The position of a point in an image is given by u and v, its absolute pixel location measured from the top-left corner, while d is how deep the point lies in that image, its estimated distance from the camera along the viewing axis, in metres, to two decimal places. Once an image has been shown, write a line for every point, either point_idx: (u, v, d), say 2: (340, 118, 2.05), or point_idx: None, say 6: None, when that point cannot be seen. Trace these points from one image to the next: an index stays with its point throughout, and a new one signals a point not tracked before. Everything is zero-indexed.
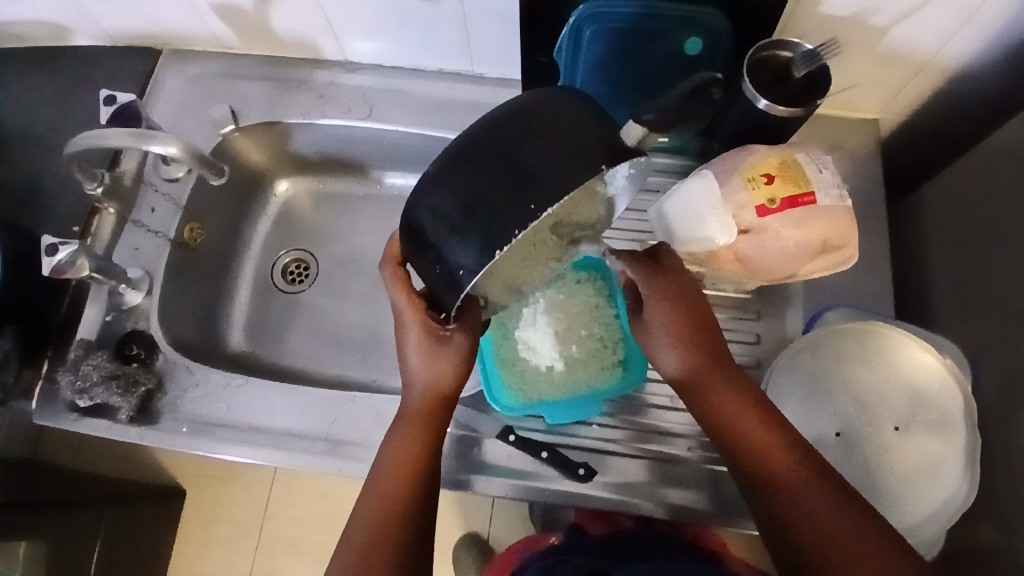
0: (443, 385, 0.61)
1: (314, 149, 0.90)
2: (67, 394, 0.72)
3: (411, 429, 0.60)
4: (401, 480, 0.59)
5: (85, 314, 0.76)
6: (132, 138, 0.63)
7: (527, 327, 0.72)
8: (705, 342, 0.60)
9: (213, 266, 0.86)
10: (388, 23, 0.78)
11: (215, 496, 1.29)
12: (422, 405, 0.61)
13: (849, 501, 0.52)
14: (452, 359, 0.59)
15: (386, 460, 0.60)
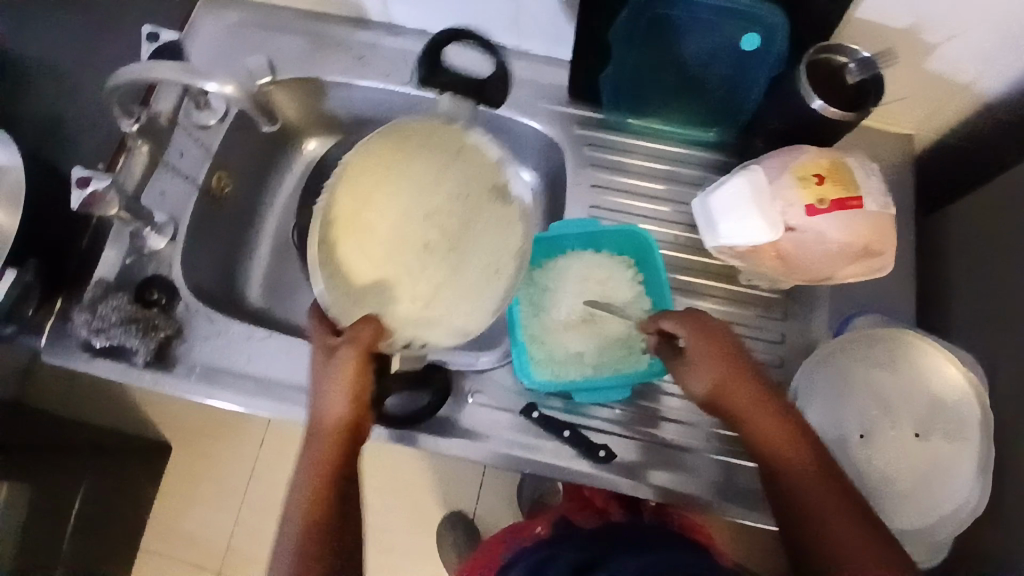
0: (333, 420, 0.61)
1: (344, 109, 0.88)
2: (82, 333, 0.69)
3: (314, 472, 0.60)
4: (311, 517, 0.59)
5: (103, 256, 0.73)
6: (184, 73, 0.62)
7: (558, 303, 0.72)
8: (739, 377, 0.60)
9: (233, 220, 0.84)
10: None
11: (201, 456, 1.25)
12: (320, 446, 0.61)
13: (871, 538, 0.54)
14: (343, 378, 0.59)
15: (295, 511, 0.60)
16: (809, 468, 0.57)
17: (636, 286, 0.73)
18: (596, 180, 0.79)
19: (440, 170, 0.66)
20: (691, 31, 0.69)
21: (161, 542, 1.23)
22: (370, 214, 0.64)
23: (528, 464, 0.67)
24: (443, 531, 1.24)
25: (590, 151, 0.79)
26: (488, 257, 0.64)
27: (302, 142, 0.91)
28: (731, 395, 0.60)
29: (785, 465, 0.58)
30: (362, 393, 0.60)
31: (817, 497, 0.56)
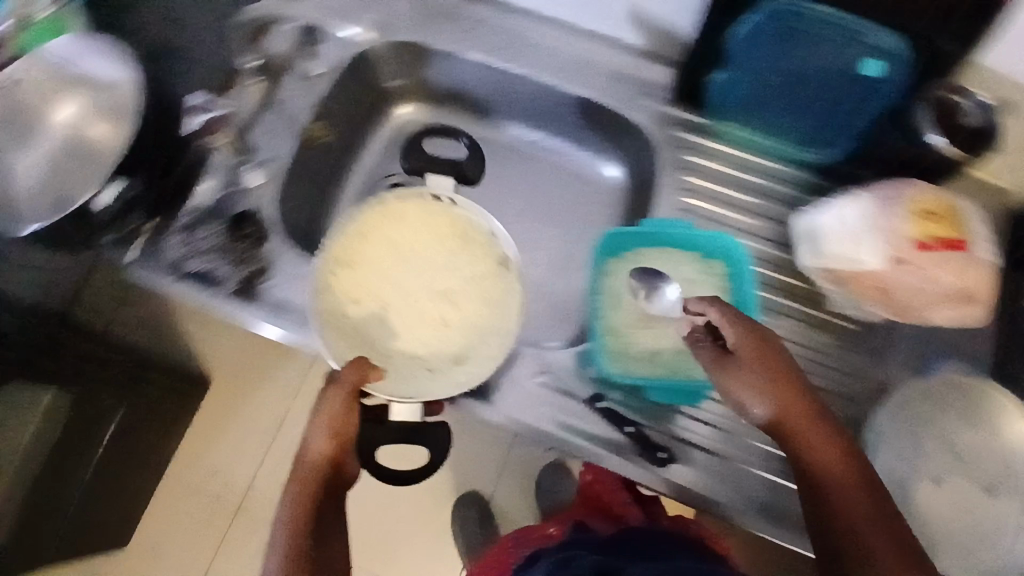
0: (312, 455, 0.61)
1: (442, 81, 0.86)
2: (174, 255, 0.70)
3: (294, 506, 0.59)
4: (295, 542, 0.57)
5: (201, 187, 0.73)
6: None
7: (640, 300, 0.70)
8: (795, 394, 0.58)
9: (320, 172, 0.83)
10: None
11: (238, 396, 1.28)
12: (297, 483, 0.60)
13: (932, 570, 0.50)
14: (329, 412, 0.61)
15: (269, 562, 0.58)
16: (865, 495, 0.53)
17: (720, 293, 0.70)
18: (689, 186, 0.74)
19: (434, 244, 0.73)
20: (813, 50, 0.66)
21: (188, 471, 1.26)
22: (374, 283, 0.71)
23: (589, 453, 0.66)
24: (459, 514, 1.25)
25: (687, 155, 0.75)
26: (486, 326, 0.70)
27: (395, 105, 0.89)
28: (788, 413, 0.58)
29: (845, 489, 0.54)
30: (347, 427, 0.61)
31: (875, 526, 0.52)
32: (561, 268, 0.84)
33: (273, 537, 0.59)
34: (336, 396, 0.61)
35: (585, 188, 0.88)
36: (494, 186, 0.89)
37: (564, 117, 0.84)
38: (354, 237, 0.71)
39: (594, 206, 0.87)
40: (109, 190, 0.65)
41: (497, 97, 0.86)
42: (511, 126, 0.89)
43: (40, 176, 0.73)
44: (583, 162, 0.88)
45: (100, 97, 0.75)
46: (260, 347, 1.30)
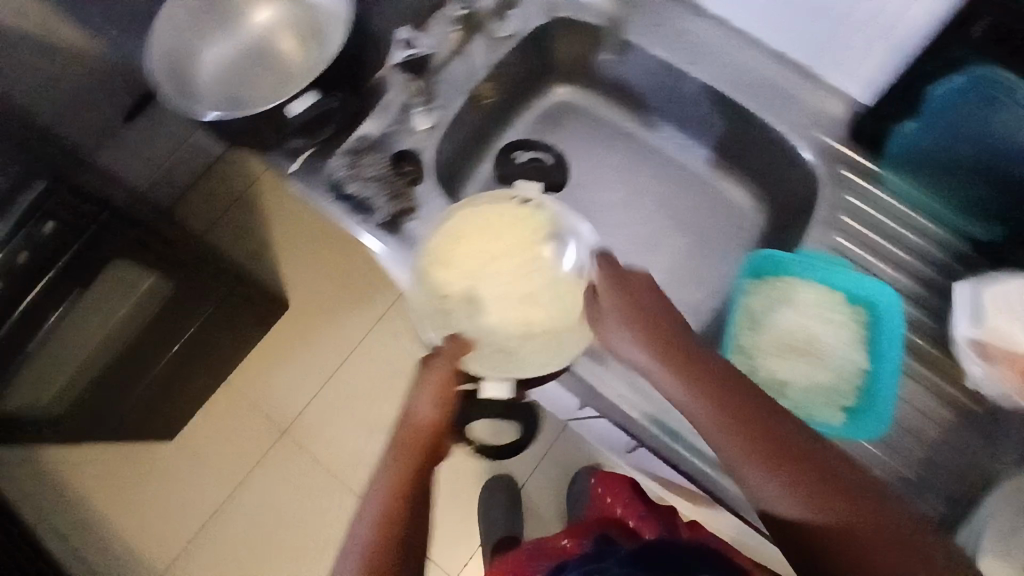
0: (420, 430, 0.58)
1: (611, 72, 0.86)
2: (336, 175, 0.72)
3: (396, 474, 0.56)
4: (390, 505, 0.54)
5: (367, 123, 0.74)
6: None
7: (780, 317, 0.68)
8: (674, 339, 0.57)
9: (474, 130, 0.83)
10: None
11: (310, 323, 1.31)
12: (405, 454, 0.57)
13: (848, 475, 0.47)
14: (434, 380, 0.59)
15: (357, 534, 0.54)
16: (753, 416, 0.50)
17: (858, 345, 0.66)
18: (844, 228, 0.73)
19: (514, 244, 0.65)
20: (1007, 133, 0.64)
21: (246, 386, 1.28)
22: (455, 286, 0.64)
23: (684, 460, 0.65)
24: (489, 494, 1.26)
25: (848, 197, 0.74)
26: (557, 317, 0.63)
27: (553, 86, 0.90)
28: (663, 363, 0.56)
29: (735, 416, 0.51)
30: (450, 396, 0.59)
31: (782, 446, 0.49)
32: (682, 280, 0.84)
33: (365, 508, 0.56)
34: (439, 373, 0.60)
35: (722, 208, 0.86)
36: (630, 185, 0.89)
37: (722, 135, 0.83)
38: (450, 241, 0.66)
39: (728, 228, 0.86)
40: (302, 99, 0.68)
41: (661, 100, 0.85)
42: (662, 129, 0.89)
43: (225, 72, 0.75)
44: (726, 182, 0.87)
45: (296, 9, 0.77)
46: (342, 281, 1.32)
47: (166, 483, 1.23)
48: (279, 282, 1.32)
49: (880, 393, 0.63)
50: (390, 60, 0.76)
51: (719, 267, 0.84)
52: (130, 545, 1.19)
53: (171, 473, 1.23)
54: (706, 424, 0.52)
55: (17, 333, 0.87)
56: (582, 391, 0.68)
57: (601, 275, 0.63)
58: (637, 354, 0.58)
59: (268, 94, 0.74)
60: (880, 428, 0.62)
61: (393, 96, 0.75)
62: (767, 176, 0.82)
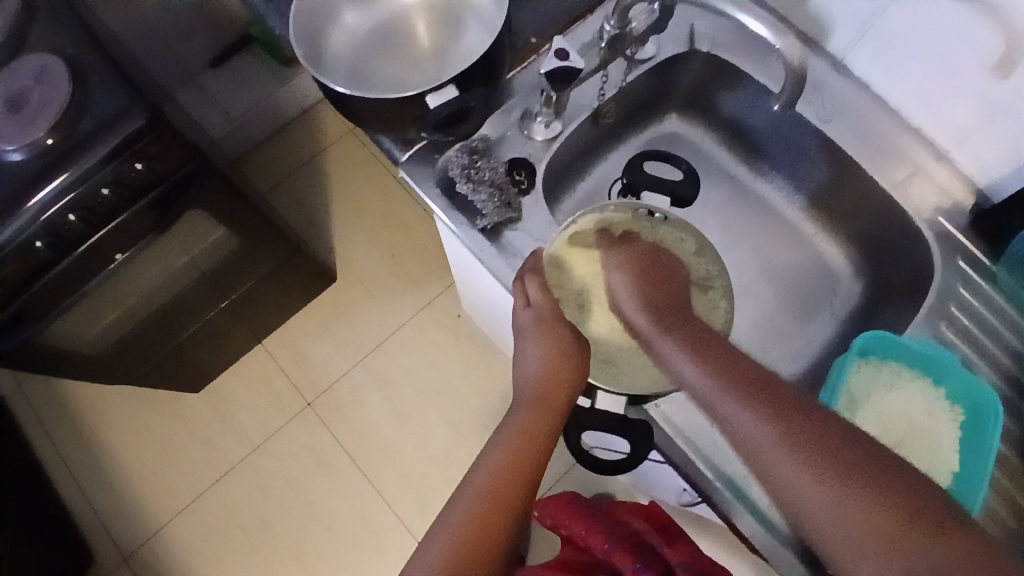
0: (557, 391, 0.66)
1: (732, 112, 0.84)
2: (450, 171, 0.70)
3: (518, 435, 0.65)
4: (509, 464, 0.63)
5: (487, 125, 0.73)
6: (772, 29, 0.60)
7: (880, 392, 0.67)
8: (718, 352, 0.57)
9: (585, 146, 0.81)
10: (921, 62, 0.70)
11: (355, 297, 1.29)
12: (544, 408, 0.66)
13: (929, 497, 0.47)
14: (562, 364, 0.65)
15: (492, 460, 0.64)
16: (827, 439, 0.50)
17: (949, 434, 0.65)
18: (951, 318, 0.70)
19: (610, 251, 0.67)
20: None
21: (281, 349, 1.27)
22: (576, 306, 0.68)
23: (746, 522, 0.64)
24: None
25: (960, 287, 0.71)
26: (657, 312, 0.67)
27: (668, 115, 0.88)
28: (716, 377, 0.55)
29: (799, 436, 0.50)
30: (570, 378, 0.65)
31: (852, 468, 0.48)
32: (768, 335, 0.81)
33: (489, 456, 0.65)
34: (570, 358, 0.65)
35: (819, 268, 0.84)
36: (728, 228, 0.86)
37: (830, 198, 0.81)
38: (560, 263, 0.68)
39: (822, 290, 0.83)
40: (443, 92, 0.64)
41: (777, 149, 0.83)
42: (771, 179, 0.86)
43: (360, 43, 0.73)
44: (829, 244, 0.84)
45: None
46: (392, 264, 1.30)
47: (187, 431, 1.21)
48: (331, 252, 1.30)
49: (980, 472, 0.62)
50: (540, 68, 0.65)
51: (807, 329, 0.81)
52: (138, 486, 1.18)
53: (191, 422, 1.22)
54: (772, 447, 0.50)
55: (83, 268, 0.84)
56: (666, 430, 0.66)
57: (638, 270, 0.64)
58: (688, 369, 0.56)
59: (399, 76, 0.73)
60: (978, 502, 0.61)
61: (516, 103, 0.74)
62: (874, 245, 0.80)
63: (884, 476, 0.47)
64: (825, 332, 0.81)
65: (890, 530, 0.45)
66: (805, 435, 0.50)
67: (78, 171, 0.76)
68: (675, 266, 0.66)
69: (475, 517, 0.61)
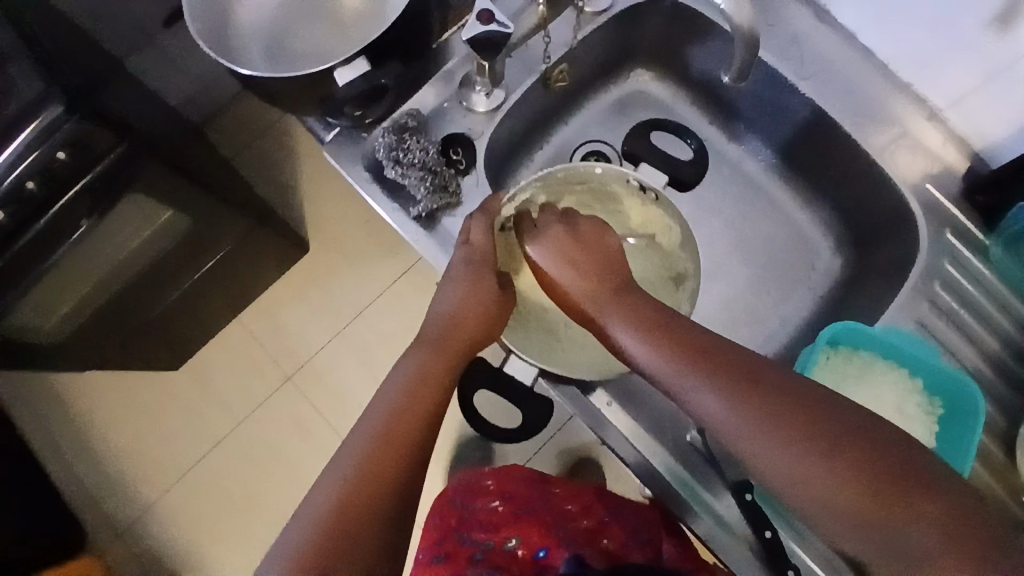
0: (465, 331, 0.60)
1: (701, 69, 0.75)
2: (377, 153, 0.64)
3: (418, 373, 0.57)
4: (412, 398, 0.55)
5: (421, 96, 0.66)
6: None
7: (851, 387, 0.61)
8: (672, 327, 0.53)
9: (535, 116, 0.74)
10: (909, 11, 0.61)
11: (332, 267, 1.24)
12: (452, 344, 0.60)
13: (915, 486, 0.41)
14: (479, 297, 0.61)
15: (389, 399, 0.55)
16: (798, 420, 0.45)
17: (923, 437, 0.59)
18: (935, 297, 0.63)
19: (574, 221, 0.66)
20: None
21: (257, 323, 1.24)
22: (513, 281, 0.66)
23: (699, 524, 0.60)
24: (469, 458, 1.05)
25: (947, 264, 0.64)
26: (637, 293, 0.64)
27: (634, 72, 0.79)
28: (671, 360, 0.51)
29: (762, 422, 0.46)
30: (477, 309, 0.60)
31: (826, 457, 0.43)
32: (741, 314, 0.75)
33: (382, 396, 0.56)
34: (485, 293, 0.61)
35: (798, 239, 0.77)
36: (699, 196, 0.78)
37: (809, 162, 0.73)
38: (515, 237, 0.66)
39: (801, 265, 0.76)
40: (352, 66, 0.57)
41: (752, 108, 0.75)
42: (747, 142, 0.78)
43: (273, 12, 0.67)
44: (811, 213, 0.76)
45: None
46: (366, 230, 1.25)
47: (169, 407, 1.21)
48: (302, 220, 1.25)
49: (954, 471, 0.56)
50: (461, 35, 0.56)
51: (782, 306, 0.75)
52: (125, 462, 1.19)
53: (171, 397, 1.21)
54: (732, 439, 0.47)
55: (21, 262, 0.79)
56: (620, 425, 0.63)
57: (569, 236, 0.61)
58: (629, 337, 0.54)
59: (318, 45, 0.67)
60: None
61: (453, 70, 0.66)
62: (856, 214, 0.72)
63: (868, 449, 0.43)
64: (801, 310, 0.75)
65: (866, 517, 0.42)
66: (771, 410, 0.46)
67: (4, 162, 0.70)
68: (608, 230, 0.62)
69: (356, 481, 0.50)
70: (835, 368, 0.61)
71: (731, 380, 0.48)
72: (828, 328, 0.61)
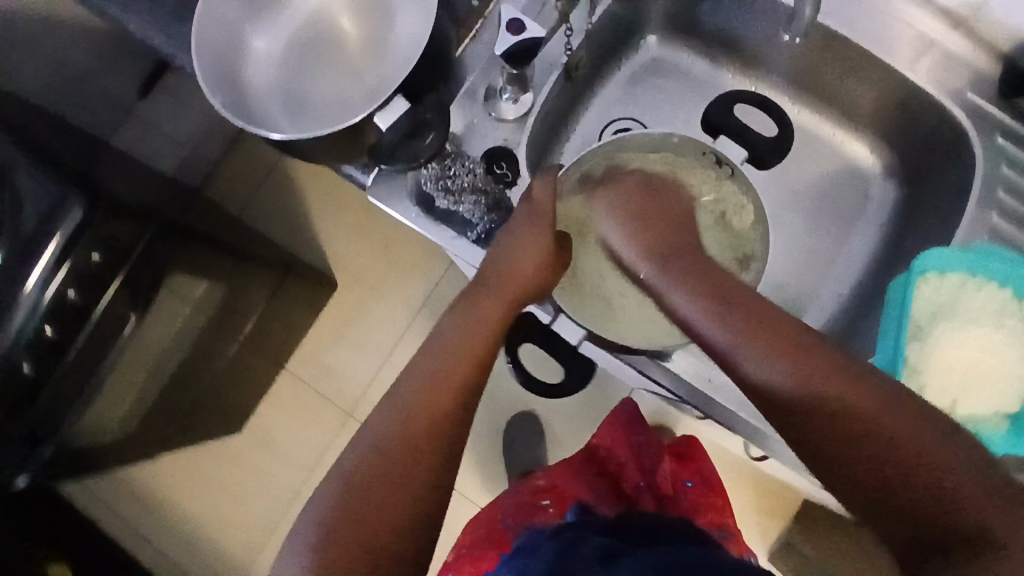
0: (517, 282, 0.57)
1: (713, 23, 0.74)
2: (424, 185, 0.63)
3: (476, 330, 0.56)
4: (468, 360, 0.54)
5: (453, 119, 0.65)
6: None
7: (951, 321, 0.61)
8: (719, 283, 0.51)
9: (561, 107, 0.73)
10: None
11: (363, 298, 1.23)
12: (500, 297, 0.58)
13: (917, 436, 0.40)
14: (537, 248, 0.58)
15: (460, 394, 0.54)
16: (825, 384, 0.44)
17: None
18: (1002, 206, 0.63)
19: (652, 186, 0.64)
20: None
21: (303, 367, 1.22)
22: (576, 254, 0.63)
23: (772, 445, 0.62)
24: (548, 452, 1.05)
25: (1004, 168, 0.63)
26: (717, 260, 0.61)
27: (644, 39, 0.78)
28: (712, 318, 0.49)
29: (776, 365, 0.46)
30: (535, 266, 0.58)
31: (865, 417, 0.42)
32: (799, 274, 0.75)
33: (433, 358, 0.55)
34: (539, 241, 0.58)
35: (844, 171, 0.77)
36: None
37: (842, 93, 0.73)
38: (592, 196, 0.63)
39: (853, 198, 0.76)
40: (390, 109, 0.54)
41: (773, 51, 0.73)
42: (771, 85, 0.77)
43: (283, 67, 0.63)
44: (851, 143, 0.76)
45: None
46: (387, 254, 1.23)
47: (239, 469, 1.21)
48: (323, 257, 1.24)
49: None
50: (495, 49, 0.57)
51: (844, 244, 0.75)
52: (207, 532, 1.20)
53: (240, 458, 1.21)
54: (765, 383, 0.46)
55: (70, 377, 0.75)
56: (729, 401, 0.62)
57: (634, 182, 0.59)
58: (688, 308, 0.50)
59: (337, 89, 0.63)
60: None
61: (477, 85, 0.65)
62: (901, 132, 0.71)
63: (897, 405, 0.42)
64: (865, 243, 0.75)
65: (849, 458, 0.42)
66: (815, 374, 0.44)
67: (39, 278, 0.67)
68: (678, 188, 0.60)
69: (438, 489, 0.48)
70: (936, 284, 0.60)
71: (765, 343, 0.46)
72: (923, 255, 0.60)
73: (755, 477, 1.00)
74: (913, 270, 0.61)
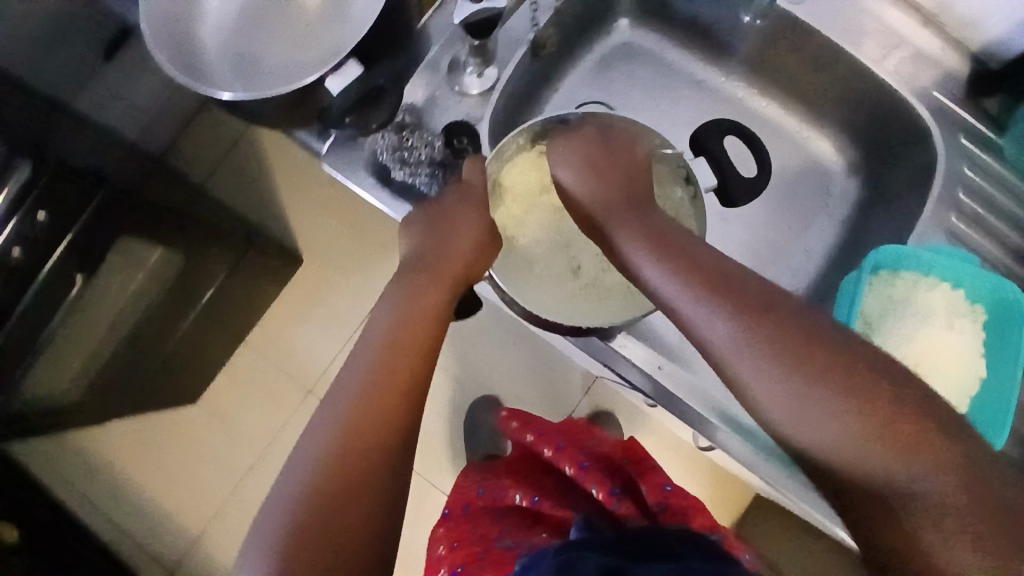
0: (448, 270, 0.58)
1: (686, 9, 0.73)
2: (380, 156, 0.61)
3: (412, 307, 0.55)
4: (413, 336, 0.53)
5: (413, 88, 0.63)
6: None
7: (904, 321, 0.61)
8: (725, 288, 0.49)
9: (528, 86, 0.72)
10: None
11: (329, 275, 1.21)
12: (433, 278, 0.58)
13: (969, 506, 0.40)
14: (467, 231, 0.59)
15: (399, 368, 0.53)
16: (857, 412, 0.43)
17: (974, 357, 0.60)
18: (961, 206, 0.63)
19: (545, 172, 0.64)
20: None
21: (267, 344, 1.20)
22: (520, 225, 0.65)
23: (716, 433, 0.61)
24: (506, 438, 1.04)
25: (965, 167, 0.64)
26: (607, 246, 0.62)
27: (616, 22, 0.77)
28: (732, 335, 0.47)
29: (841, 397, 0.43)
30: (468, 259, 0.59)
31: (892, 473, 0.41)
32: (755, 265, 0.74)
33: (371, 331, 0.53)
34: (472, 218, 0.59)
35: (810, 165, 0.76)
36: None
37: (811, 87, 0.72)
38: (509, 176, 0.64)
39: (816, 192, 0.76)
40: (343, 73, 0.52)
41: (744, 41, 0.73)
42: (743, 75, 0.76)
43: (238, 29, 0.62)
44: (819, 138, 0.76)
45: None
46: (353, 233, 1.21)
47: (196, 444, 1.19)
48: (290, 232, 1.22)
49: (997, 395, 0.58)
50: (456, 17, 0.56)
51: (802, 238, 0.75)
52: (162, 506, 1.18)
53: (200, 435, 1.19)
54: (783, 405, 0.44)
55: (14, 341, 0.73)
56: (678, 387, 0.61)
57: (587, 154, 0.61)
58: (655, 271, 0.52)
59: (292, 53, 0.62)
60: (995, 433, 0.57)
61: (441, 55, 0.63)
62: (865, 129, 0.71)
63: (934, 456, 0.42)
64: (823, 239, 0.74)
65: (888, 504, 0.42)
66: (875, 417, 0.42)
67: None
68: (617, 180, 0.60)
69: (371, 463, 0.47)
70: (890, 280, 0.61)
71: (823, 376, 0.44)
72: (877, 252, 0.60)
73: (713, 468, 1.00)
74: (870, 263, 0.60)
